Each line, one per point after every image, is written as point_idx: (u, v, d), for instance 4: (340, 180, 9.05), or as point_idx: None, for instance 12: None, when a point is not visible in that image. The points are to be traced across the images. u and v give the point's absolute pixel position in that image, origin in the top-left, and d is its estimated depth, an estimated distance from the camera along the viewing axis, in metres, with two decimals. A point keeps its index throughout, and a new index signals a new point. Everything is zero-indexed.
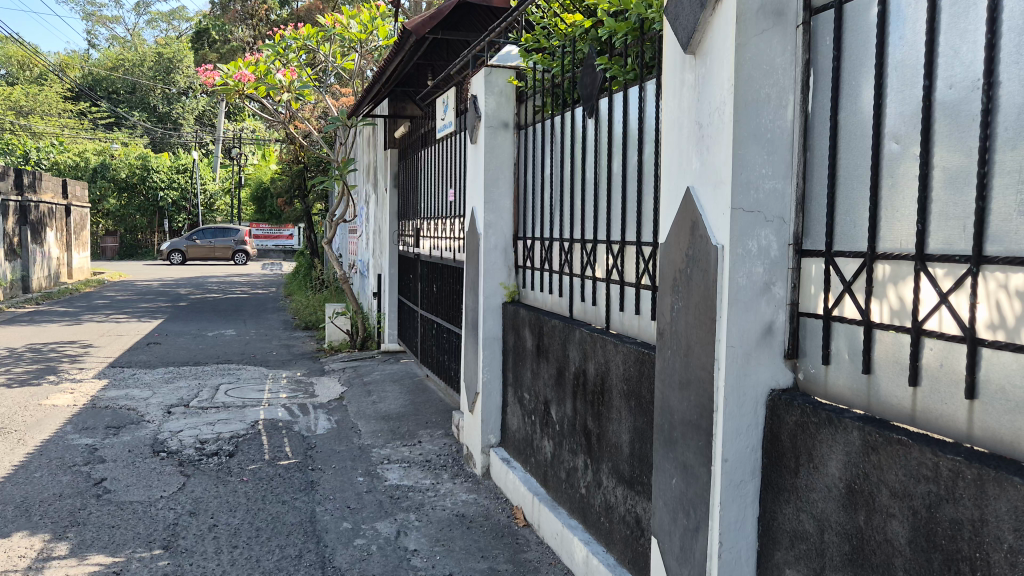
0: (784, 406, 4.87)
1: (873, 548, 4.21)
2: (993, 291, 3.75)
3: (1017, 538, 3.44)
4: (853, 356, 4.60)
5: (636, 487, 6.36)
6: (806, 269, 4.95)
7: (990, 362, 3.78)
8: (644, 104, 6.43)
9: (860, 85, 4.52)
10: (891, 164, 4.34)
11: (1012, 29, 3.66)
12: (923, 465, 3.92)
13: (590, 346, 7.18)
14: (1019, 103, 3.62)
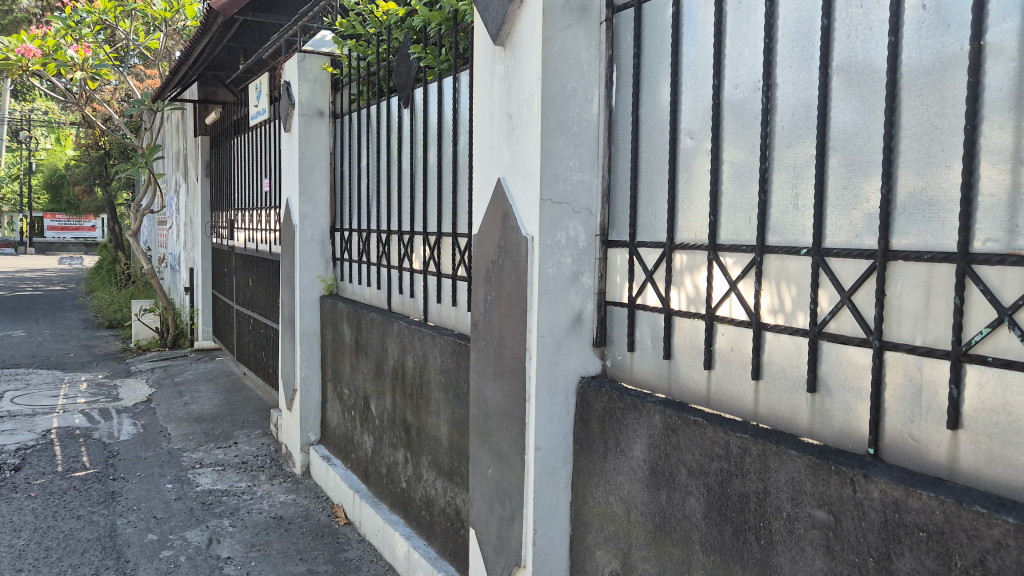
0: (592, 393, 5.02)
1: (673, 525, 4.43)
2: (775, 278, 4.01)
3: (794, 506, 3.74)
4: (655, 342, 4.81)
5: (455, 479, 6.38)
6: (612, 260, 5.12)
7: (772, 345, 4.06)
8: (458, 95, 6.41)
9: (658, 82, 4.72)
10: (686, 159, 4.55)
11: (786, 35, 3.95)
12: (716, 444, 4.16)
13: (409, 338, 7.11)
14: (794, 104, 3.91)
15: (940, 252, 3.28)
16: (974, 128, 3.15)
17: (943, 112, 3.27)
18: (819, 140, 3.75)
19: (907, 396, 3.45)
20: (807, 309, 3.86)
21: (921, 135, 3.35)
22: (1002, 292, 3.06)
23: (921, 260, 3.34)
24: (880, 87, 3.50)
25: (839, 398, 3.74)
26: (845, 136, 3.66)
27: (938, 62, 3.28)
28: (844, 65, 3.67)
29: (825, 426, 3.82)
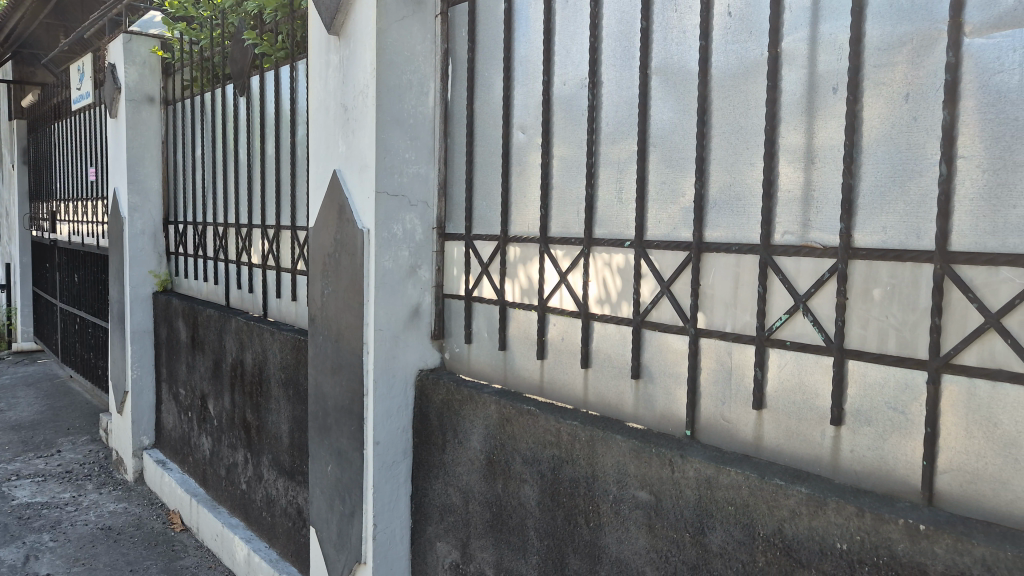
0: (431, 385, 5.06)
1: (509, 512, 4.54)
2: (601, 269, 4.16)
3: (619, 489, 3.92)
4: (491, 334, 4.91)
5: (296, 478, 6.23)
6: (449, 253, 5.19)
7: (599, 334, 4.23)
8: (295, 85, 6.25)
9: (492, 77, 4.81)
10: (519, 153, 4.65)
11: (609, 35, 4.11)
12: (548, 432, 4.29)
13: (247, 335, 6.87)
14: (616, 102, 4.07)
15: (745, 244, 3.52)
16: (773, 128, 3.41)
17: (747, 113, 3.52)
18: (640, 137, 3.93)
19: (719, 379, 3.68)
20: (629, 299, 4.03)
21: (729, 134, 3.59)
22: (798, 281, 3.35)
23: (730, 251, 3.57)
24: (693, 87, 3.72)
25: (659, 383, 3.94)
26: (664, 133, 3.85)
27: (743, 67, 3.53)
28: (661, 65, 3.86)
29: (648, 410, 4.01)
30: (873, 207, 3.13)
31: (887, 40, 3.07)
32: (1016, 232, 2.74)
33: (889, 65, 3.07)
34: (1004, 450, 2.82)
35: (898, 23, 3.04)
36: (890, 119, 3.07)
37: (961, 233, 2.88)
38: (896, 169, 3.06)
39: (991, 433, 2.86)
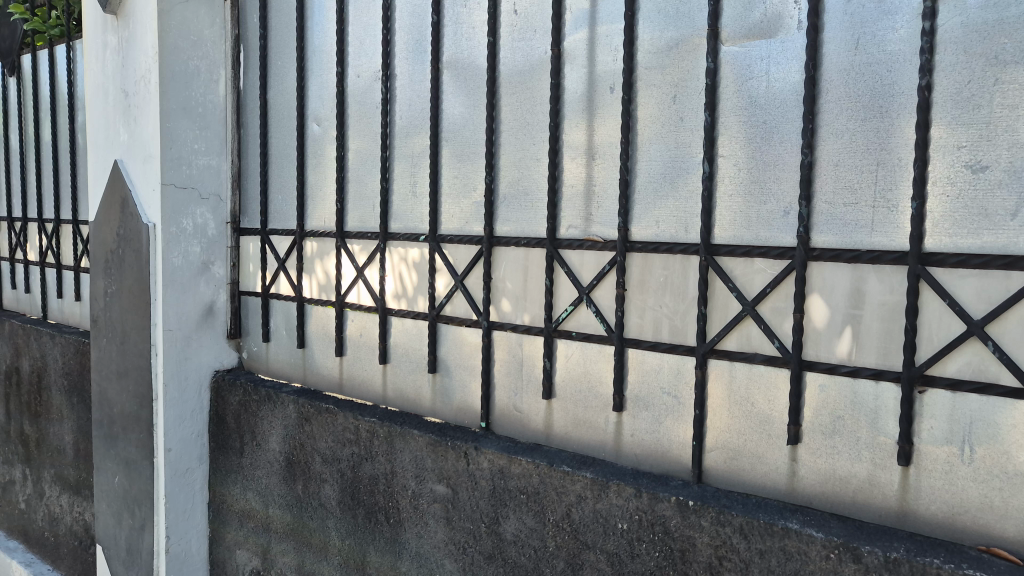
0: (227, 387, 4.85)
1: (310, 514, 4.43)
2: (397, 264, 4.17)
3: (417, 483, 3.92)
4: (289, 331, 4.79)
5: (81, 492, 5.76)
6: (244, 248, 5.00)
7: (397, 329, 4.22)
8: (72, 66, 5.76)
9: (285, 66, 4.66)
10: (314, 145, 4.54)
11: (402, 28, 4.09)
12: (346, 429, 4.21)
13: (22, 339, 6.27)
14: (410, 96, 4.06)
15: (533, 238, 3.62)
16: (557, 125, 3.52)
17: (532, 109, 3.61)
18: (432, 131, 3.94)
19: (511, 370, 3.76)
20: (425, 293, 4.05)
21: (516, 130, 3.67)
22: (582, 272, 3.48)
23: (519, 245, 3.66)
24: (481, 83, 3.76)
25: (456, 376, 3.99)
26: (455, 128, 3.89)
27: (527, 64, 3.62)
28: (452, 60, 3.89)
29: (445, 403, 4.04)
30: (646, 202, 3.30)
31: (656, 43, 3.25)
32: (766, 226, 3.00)
33: (659, 68, 3.24)
34: (760, 427, 3.08)
35: (665, 28, 3.22)
36: (659, 119, 3.26)
37: (721, 227, 3.11)
38: (665, 167, 3.24)
39: (749, 412, 3.10)
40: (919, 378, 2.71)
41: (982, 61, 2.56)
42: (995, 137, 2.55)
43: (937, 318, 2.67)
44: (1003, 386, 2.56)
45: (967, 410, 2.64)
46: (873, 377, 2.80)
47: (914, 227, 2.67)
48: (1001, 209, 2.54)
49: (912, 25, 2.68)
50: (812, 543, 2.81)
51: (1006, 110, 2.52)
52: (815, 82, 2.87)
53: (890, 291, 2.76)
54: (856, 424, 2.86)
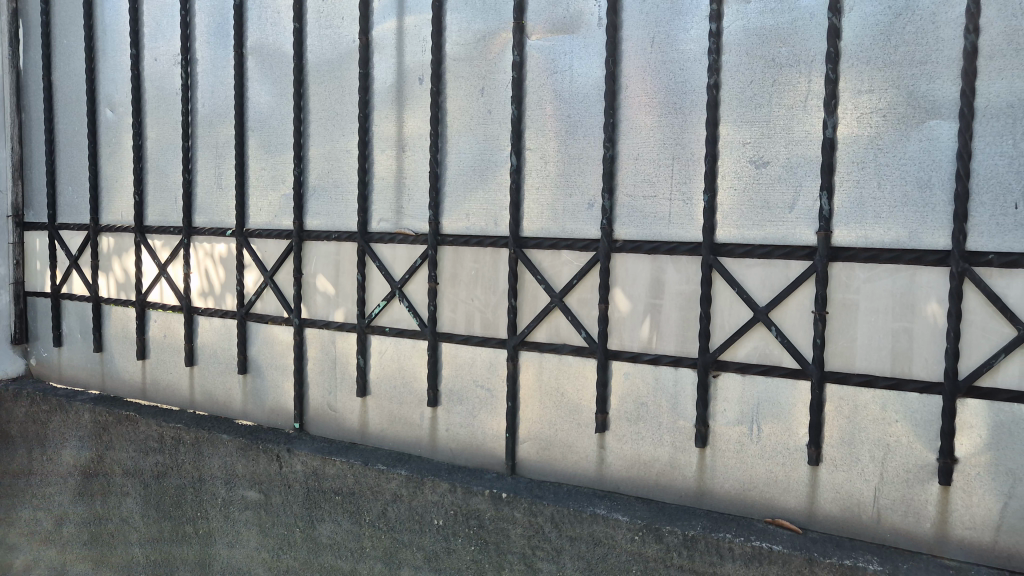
0: (12, 397, 4.41)
1: (110, 530, 4.11)
2: (202, 260, 3.94)
3: (227, 490, 3.72)
4: (84, 335, 4.42)
5: None
6: (30, 244, 4.56)
7: (203, 328, 3.98)
8: None
9: (73, 46, 4.28)
10: (107, 132, 4.19)
11: (203, 9, 3.84)
12: (149, 437, 3.93)
13: None
14: (211, 83, 3.84)
15: (345, 232, 3.53)
16: (366, 115, 3.43)
17: (341, 99, 3.50)
18: (236, 120, 3.74)
19: (324, 368, 3.66)
20: (233, 291, 3.86)
21: (325, 120, 3.55)
22: (394, 267, 3.44)
23: (330, 240, 3.57)
24: (288, 70, 3.61)
25: (267, 377, 3.82)
26: (261, 117, 3.71)
27: (335, 52, 3.50)
28: (257, 46, 3.70)
29: (256, 405, 3.86)
30: (458, 195, 3.28)
31: (464, 35, 3.23)
32: (572, 219, 3.06)
33: (467, 60, 3.23)
34: (569, 416, 3.13)
35: (472, 20, 3.21)
36: (468, 112, 3.24)
37: (529, 220, 3.14)
38: (475, 159, 3.23)
39: (559, 402, 3.15)
40: (713, 364, 2.86)
41: (762, 63, 2.74)
42: (775, 134, 2.73)
43: (728, 306, 2.82)
44: (785, 368, 2.75)
45: (755, 392, 2.81)
46: (672, 363, 2.92)
47: (706, 219, 2.81)
48: (781, 202, 2.72)
49: (701, 26, 2.82)
50: (618, 527, 2.89)
51: (784, 109, 2.71)
52: (615, 78, 2.95)
53: (687, 280, 2.88)
54: (658, 409, 2.97)
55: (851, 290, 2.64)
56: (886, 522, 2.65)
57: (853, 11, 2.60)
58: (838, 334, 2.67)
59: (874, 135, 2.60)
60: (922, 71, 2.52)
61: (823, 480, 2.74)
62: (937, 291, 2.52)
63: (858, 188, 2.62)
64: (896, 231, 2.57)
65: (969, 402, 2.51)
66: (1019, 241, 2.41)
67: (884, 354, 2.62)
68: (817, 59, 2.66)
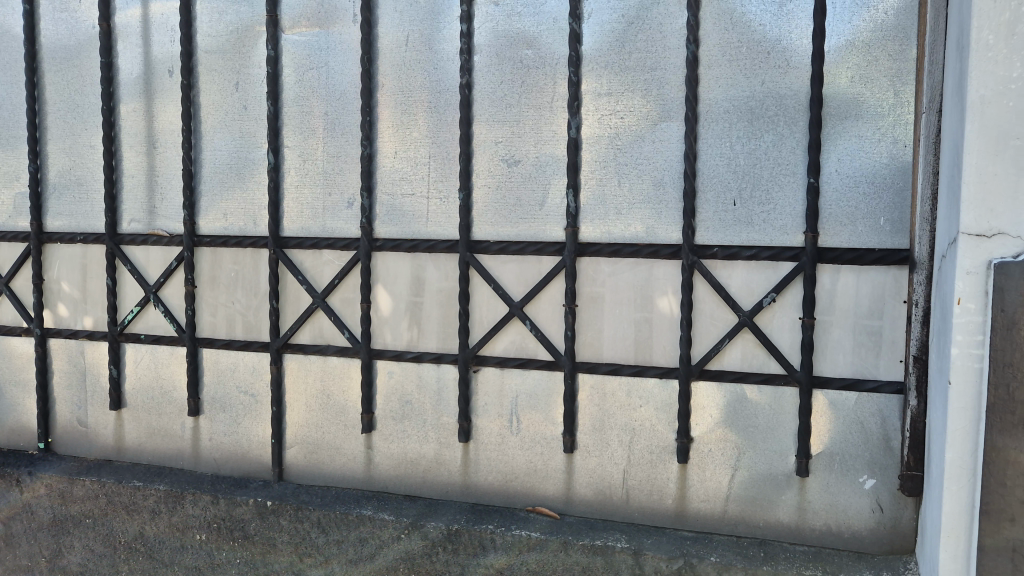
0: None
1: None
2: None
3: None
4: None
5: None
6: None
7: None
8: None
9: None
10: None
11: None
12: None
13: None
14: None
15: (91, 233, 3.28)
16: (110, 108, 3.20)
17: (82, 90, 3.25)
18: None
19: (72, 382, 3.38)
20: None
21: (64, 112, 3.28)
22: (147, 270, 3.24)
23: (74, 241, 3.30)
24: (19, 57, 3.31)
25: (7, 394, 3.51)
26: None
27: (73, 40, 3.24)
28: None
29: None
30: (213, 193, 3.14)
31: (215, 26, 3.09)
32: (332, 217, 3.02)
33: (219, 52, 3.09)
34: (336, 418, 3.08)
35: (223, 11, 3.07)
36: (222, 107, 3.10)
37: (289, 219, 3.07)
38: (231, 156, 3.11)
39: (325, 405, 3.09)
40: (473, 359, 2.92)
41: (511, 64, 2.82)
42: (524, 133, 2.82)
43: (485, 302, 2.90)
44: (539, 360, 2.86)
45: (513, 385, 2.90)
46: (434, 360, 2.96)
47: (462, 217, 2.86)
48: (531, 200, 2.82)
49: (453, 26, 2.86)
50: (385, 526, 2.88)
51: (532, 109, 2.81)
52: (370, 75, 2.93)
53: (446, 278, 2.94)
54: (422, 405, 2.99)
55: (597, 283, 2.78)
56: (634, 502, 2.81)
57: (591, 17, 2.73)
58: (587, 326, 2.81)
59: (614, 135, 2.73)
60: (653, 76, 2.69)
61: (577, 466, 2.86)
62: (671, 283, 2.71)
63: (601, 186, 2.76)
64: (635, 226, 2.73)
65: (701, 384, 2.71)
66: (738, 235, 2.64)
67: (627, 343, 2.77)
68: (560, 62, 2.77)
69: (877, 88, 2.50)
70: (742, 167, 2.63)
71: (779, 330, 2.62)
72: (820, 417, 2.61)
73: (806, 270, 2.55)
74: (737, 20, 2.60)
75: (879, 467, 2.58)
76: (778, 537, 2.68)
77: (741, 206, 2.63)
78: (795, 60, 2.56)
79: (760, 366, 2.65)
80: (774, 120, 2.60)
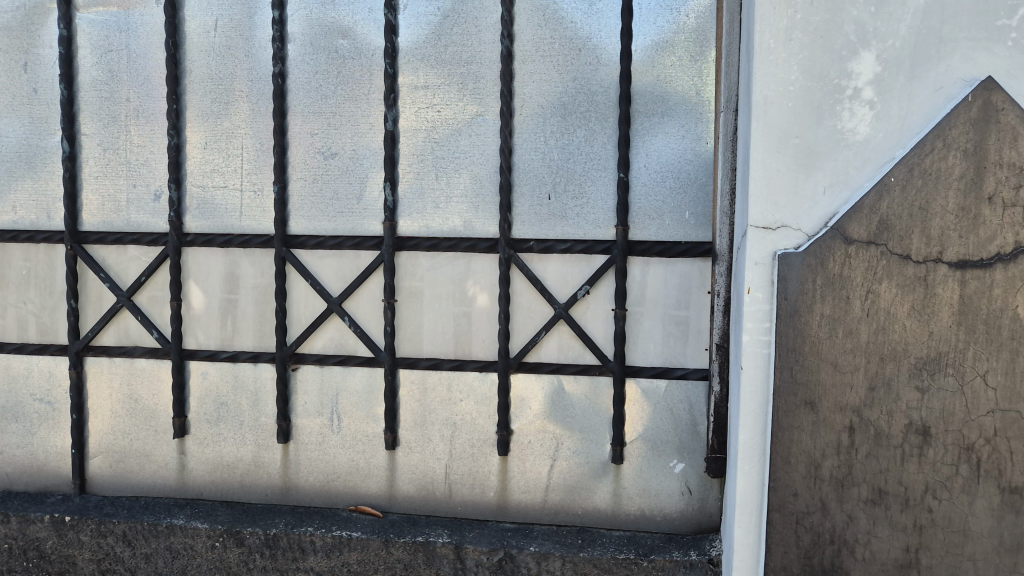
0: None
1: None
2: None
3: None
4: None
5: None
6: None
7: None
8: None
9: None
10: None
11: None
12: None
13: None
14: None
15: None
16: None
17: None
18: None
19: None
20: None
21: None
22: None
23: None
24: None
25: None
26: None
27: None
28: None
29: None
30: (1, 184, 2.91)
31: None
32: (136, 210, 2.85)
33: (4, 30, 2.86)
34: (144, 423, 2.91)
35: None
36: (9, 90, 2.88)
37: (88, 212, 2.87)
38: (20, 143, 2.88)
39: (133, 410, 2.91)
40: (291, 357, 2.83)
41: (325, 54, 2.75)
42: (340, 125, 2.76)
43: (303, 298, 2.82)
44: (359, 357, 2.81)
45: (333, 383, 2.84)
46: (250, 359, 2.84)
47: (276, 211, 2.76)
48: (348, 193, 2.78)
49: (264, 13, 2.75)
50: (197, 536, 2.75)
51: (348, 101, 2.75)
52: (176, 61, 2.78)
53: (261, 275, 2.83)
54: (238, 407, 2.87)
55: (416, 278, 2.78)
56: (457, 496, 2.81)
57: (406, 10, 2.70)
58: (407, 321, 2.80)
59: (431, 129, 2.73)
60: (469, 70, 2.70)
61: (400, 463, 2.83)
62: (489, 277, 2.74)
63: (419, 179, 2.75)
64: (453, 220, 2.74)
65: (520, 376, 2.74)
66: (553, 229, 2.68)
67: (447, 338, 2.78)
68: (376, 53, 2.73)
69: (680, 87, 2.60)
70: (556, 162, 2.67)
71: (593, 321, 2.69)
72: (633, 405, 2.69)
73: (616, 263, 2.62)
74: (550, 16, 2.65)
75: (687, 452, 2.68)
76: (595, 524, 2.75)
77: (556, 200, 2.68)
78: (605, 58, 2.63)
79: (576, 357, 2.71)
80: (586, 117, 2.65)
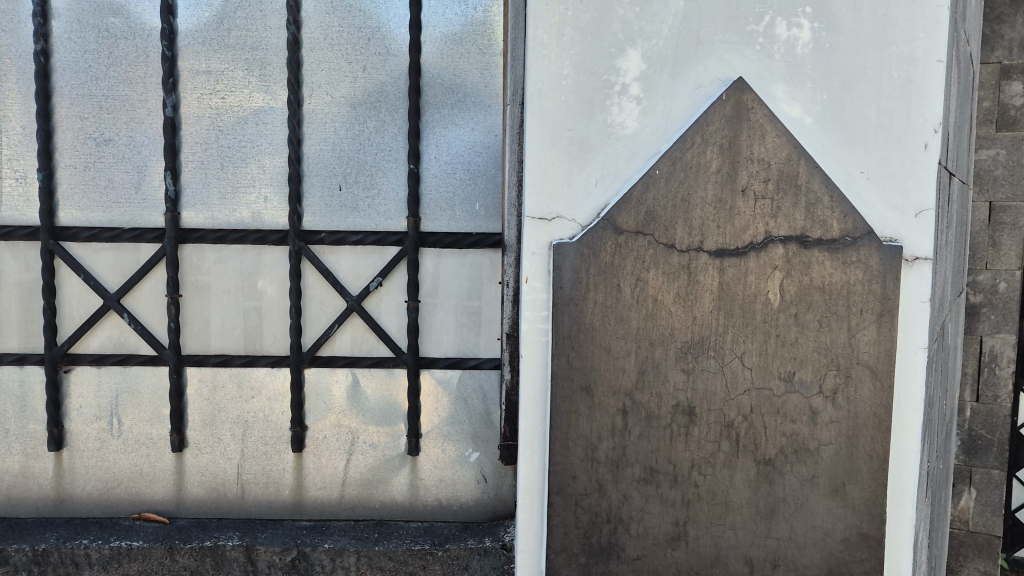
0: None
1: None
2: None
3: None
4: None
5: None
6: None
7: None
8: None
9: None
10: None
11: None
12: None
13: None
14: None
15: None
16: None
17: None
18: None
19: None
20: None
21: None
22: None
23: None
24: None
25: None
26: None
27: None
28: None
29: None
30: None
31: None
32: None
33: None
34: None
35: None
36: None
37: None
38: None
39: None
40: (63, 358, 2.64)
41: (94, 33, 2.57)
42: (113, 110, 2.59)
43: (76, 294, 2.63)
44: (141, 356, 2.65)
45: (110, 384, 2.67)
46: (17, 361, 2.64)
47: (42, 200, 2.56)
48: (125, 182, 2.61)
49: None
50: None
51: (122, 84, 2.59)
52: None
53: (25, 269, 2.62)
54: (4, 414, 2.67)
55: (202, 271, 2.65)
56: (249, 497, 2.72)
57: None
58: (192, 317, 2.67)
59: (215, 116, 2.61)
60: (254, 55, 2.60)
61: (188, 465, 2.71)
62: (279, 269, 2.66)
63: (203, 169, 2.62)
64: (240, 212, 2.64)
65: (314, 371, 2.69)
66: (344, 220, 2.65)
67: (236, 334, 2.68)
68: (152, 34, 2.57)
69: (469, 80, 2.62)
70: (347, 152, 2.63)
71: (387, 313, 2.67)
72: (428, 396, 2.70)
73: (408, 255, 2.63)
74: (338, 4, 2.59)
75: (482, 441, 2.72)
76: (394, 516, 2.74)
77: (346, 191, 2.64)
78: (394, 48, 2.61)
79: (370, 350, 2.68)
80: (376, 107, 2.63)
